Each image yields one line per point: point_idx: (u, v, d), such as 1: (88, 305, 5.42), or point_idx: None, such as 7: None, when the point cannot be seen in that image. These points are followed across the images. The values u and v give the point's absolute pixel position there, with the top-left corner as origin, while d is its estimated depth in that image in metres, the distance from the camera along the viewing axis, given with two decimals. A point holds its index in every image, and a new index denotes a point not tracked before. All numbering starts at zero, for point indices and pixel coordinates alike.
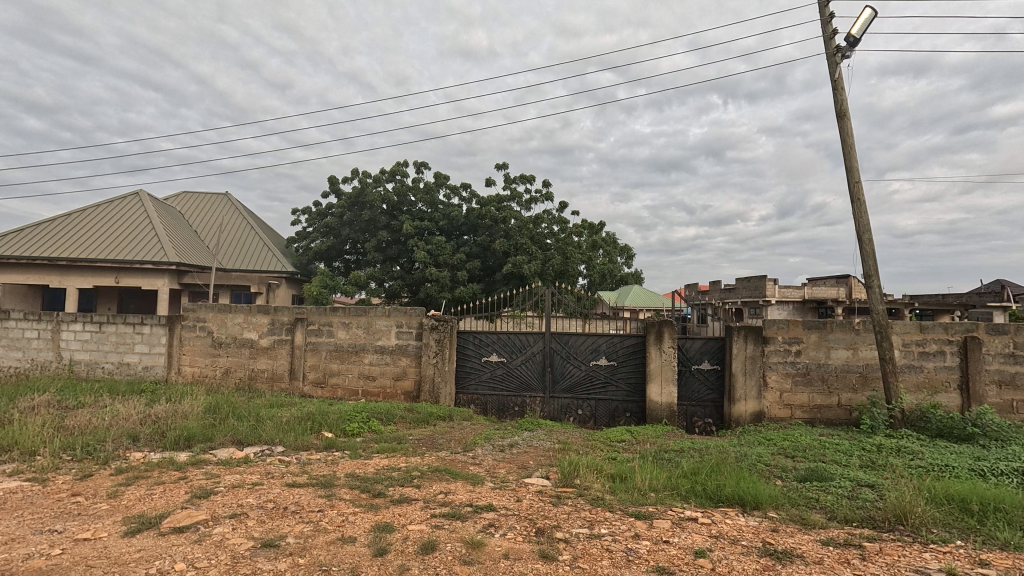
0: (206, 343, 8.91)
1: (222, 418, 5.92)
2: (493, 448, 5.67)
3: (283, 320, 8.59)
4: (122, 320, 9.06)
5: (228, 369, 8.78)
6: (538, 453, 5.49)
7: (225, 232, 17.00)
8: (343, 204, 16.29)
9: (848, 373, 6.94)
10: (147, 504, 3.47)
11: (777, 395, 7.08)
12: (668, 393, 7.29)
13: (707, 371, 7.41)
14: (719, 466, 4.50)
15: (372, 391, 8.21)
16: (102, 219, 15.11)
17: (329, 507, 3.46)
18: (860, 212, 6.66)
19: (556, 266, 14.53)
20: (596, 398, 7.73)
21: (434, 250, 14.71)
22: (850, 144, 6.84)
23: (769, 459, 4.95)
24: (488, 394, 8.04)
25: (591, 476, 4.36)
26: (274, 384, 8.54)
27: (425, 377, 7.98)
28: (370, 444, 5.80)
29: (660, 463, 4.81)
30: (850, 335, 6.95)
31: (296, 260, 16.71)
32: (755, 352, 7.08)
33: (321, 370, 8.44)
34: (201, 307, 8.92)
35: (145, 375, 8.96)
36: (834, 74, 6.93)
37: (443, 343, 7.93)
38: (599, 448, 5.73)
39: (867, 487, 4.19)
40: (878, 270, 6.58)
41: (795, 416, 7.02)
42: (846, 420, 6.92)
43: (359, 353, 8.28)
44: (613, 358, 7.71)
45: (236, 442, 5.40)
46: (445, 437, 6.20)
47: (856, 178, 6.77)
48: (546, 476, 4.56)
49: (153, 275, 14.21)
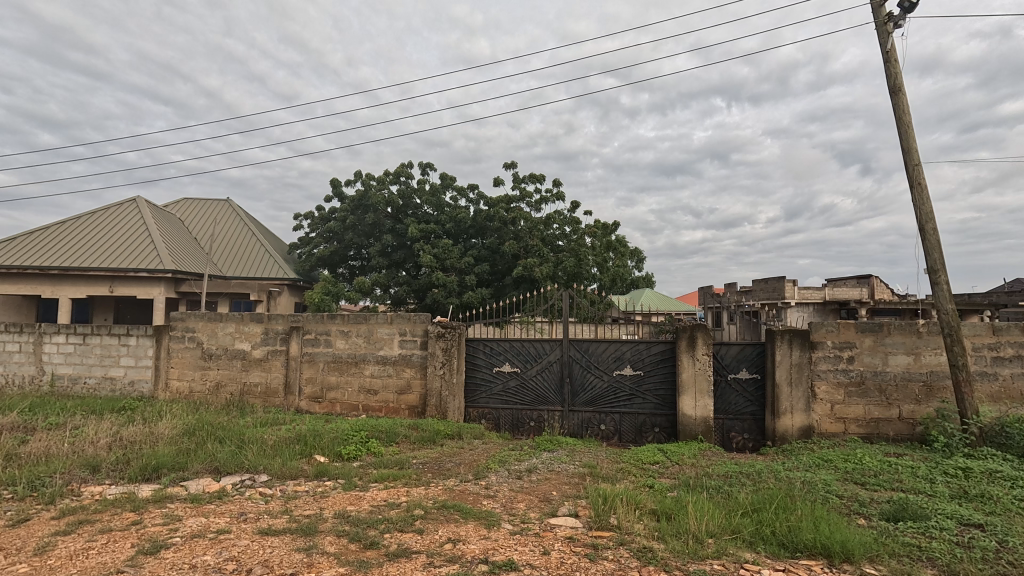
0: (196, 355, 8.24)
1: (202, 441, 5.22)
2: (508, 474, 4.92)
3: (277, 329, 7.91)
4: (107, 331, 8.43)
5: (219, 383, 8.10)
6: (563, 481, 4.71)
7: (226, 239, 16.45)
8: (346, 208, 15.68)
9: (910, 382, 6.11)
10: (77, 565, 2.75)
11: (828, 408, 6.25)
12: (703, 406, 6.49)
13: (746, 381, 6.60)
14: (786, 499, 3.73)
15: (373, 406, 7.49)
16: (97, 226, 14.59)
17: (306, 569, 2.72)
18: (921, 199, 5.86)
19: (570, 269, 13.75)
20: (621, 412, 6.95)
21: (441, 254, 14.04)
22: (906, 123, 6.04)
23: (841, 490, 4.16)
24: (501, 408, 7.29)
25: (631, 515, 3.59)
26: (268, 400, 7.85)
27: (431, 390, 7.21)
28: (368, 470, 5.06)
29: (712, 495, 4.03)
30: (911, 339, 6.13)
31: (298, 267, 16.08)
32: (801, 360, 6.26)
33: (318, 384, 7.73)
34: (190, 315, 8.28)
35: (131, 391, 8.31)
36: (884, 47, 6.14)
37: (451, 353, 7.19)
38: (633, 475, 4.96)
39: (977, 530, 3.39)
40: (944, 265, 5.76)
41: (849, 431, 6.20)
42: (909, 436, 6.08)
43: (359, 364, 7.57)
44: (639, 367, 6.94)
45: (212, 470, 4.70)
46: (454, 460, 5.44)
47: (914, 161, 5.97)
48: (576, 513, 3.78)
49: (148, 283, 13.62)
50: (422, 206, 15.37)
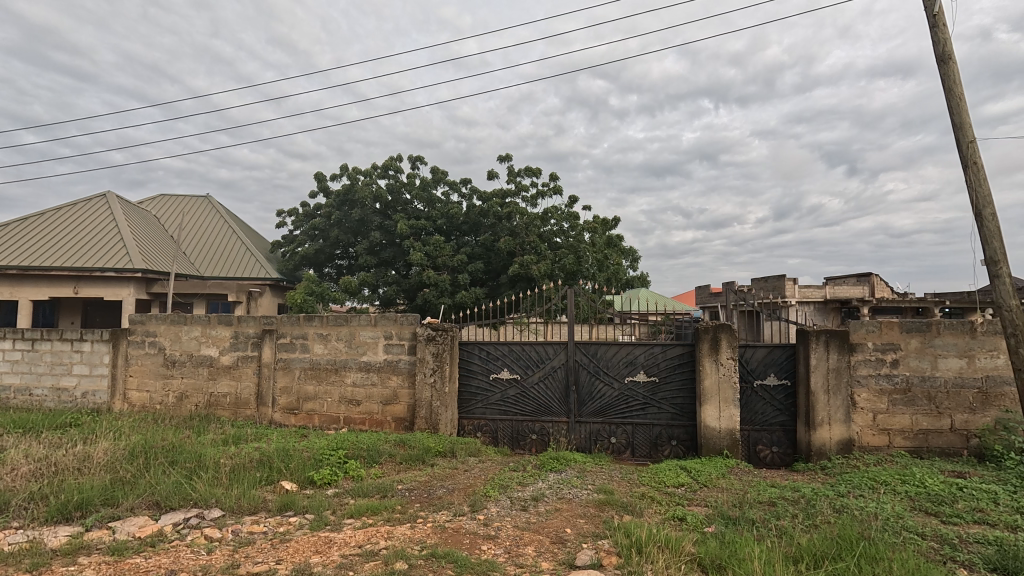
0: (157, 363, 7.37)
1: (145, 467, 4.40)
2: (511, 505, 4.13)
3: (248, 333, 7.07)
4: (58, 336, 7.52)
5: (183, 394, 7.24)
6: (576, 514, 3.92)
7: (204, 237, 15.52)
8: (332, 202, 14.88)
9: (963, 389, 5.40)
10: None
11: (869, 418, 5.54)
12: (728, 418, 5.73)
13: (774, 389, 5.87)
14: (866, 543, 2.96)
15: (356, 419, 6.67)
16: (61, 223, 13.61)
17: None
18: (978, 181, 5.09)
19: (569, 266, 12.91)
20: (633, 423, 6.19)
21: (432, 252, 13.25)
22: (958, 95, 5.27)
23: (920, 525, 3.41)
24: (499, 419, 6.50)
25: (674, 569, 2.83)
26: (239, 411, 7.01)
27: (420, 400, 6.41)
28: (345, 501, 4.25)
29: (763, 534, 3.28)
30: (964, 339, 5.42)
31: (282, 267, 15.20)
32: (840, 364, 5.53)
33: (293, 394, 6.90)
34: (151, 318, 7.40)
35: (84, 403, 7.42)
36: (933, 9, 5.35)
37: (442, 358, 6.39)
38: (659, 504, 4.17)
39: None
40: (1006, 255, 5.00)
41: (895, 445, 5.48)
42: (963, 449, 5.38)
43: (340, 372, 6.75)
44: (654, 372, 6.18)
45: (152, 505, 3.89)
46: (446, 486, 4.64)
47: (969, 138, 5.19)
48: (599, 563, 3.01)
49: (116, 284, 12.67)
50: (412, 201, 14.55)
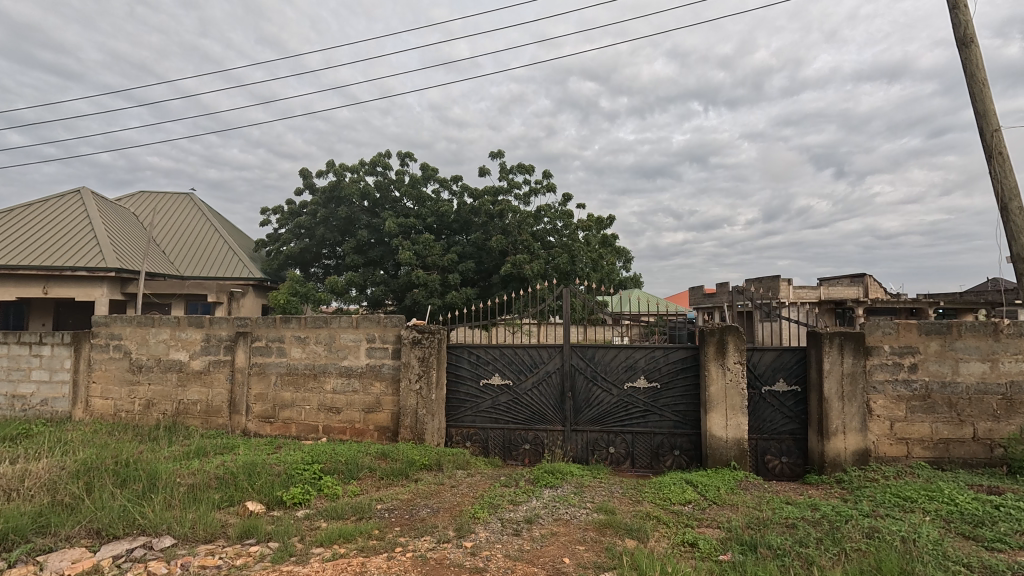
0: (122, 368, 6.85)
1: (93, 487, 3.92)
2: (501, 528, 3.69)
3: (221, 335, 6.58)
4: (15, 339, 6.98)
5: (150, 401, 6.73)
6: (574, 540, 3.49)
7: (184, 236, 14.95)
8: (318, 200, 14.37)
9: (986, 396, 5.05)
10: None
11: (886, 426, 5.17)
12: (736, 427, 5.33)
13: (783, 394, 5.49)
14: None
15: (336, 428, 6.20)
16: (32, 220, 12.98)
17: None
18: (1004, 174, 4.59)
19: (562, 266, 12.46)
20: (633, 431, 5.77)
21: (421, 251, 12.77)
22: (980, 81, 4.76)
23: (963, 554, 3.02)
24: (490, 428, 6.07)
25: None
26: (210, 419, 6.52)
27: (404, 409, 5.95)
28: (316, 525, 3.79)
29: (788, 567, 2.87)
30: (987, 342, 5.06)
31: (266, 267, 14.66)
32: (855, 369, 5.15)
33: (269, 402, 6.41)
34: (116, 320, 6.88)
35: (43, 411, 6.88)
36: None
37: (429, 362, 5.94)
38: (666, 526, 3.76)
39: None
40: None
41: (913, 455, 5.12)
42: (986, 460, 5.04)
43: (319, 377, 6.28)
44: (655, 377, 5.78)
45: (94, 533, 3.42)
46: (431, 506, 4.19)
47: (993, 128, 4.68)
48: None
49: (88, 284, 12.07)
50: (401, 198, 14.06)
